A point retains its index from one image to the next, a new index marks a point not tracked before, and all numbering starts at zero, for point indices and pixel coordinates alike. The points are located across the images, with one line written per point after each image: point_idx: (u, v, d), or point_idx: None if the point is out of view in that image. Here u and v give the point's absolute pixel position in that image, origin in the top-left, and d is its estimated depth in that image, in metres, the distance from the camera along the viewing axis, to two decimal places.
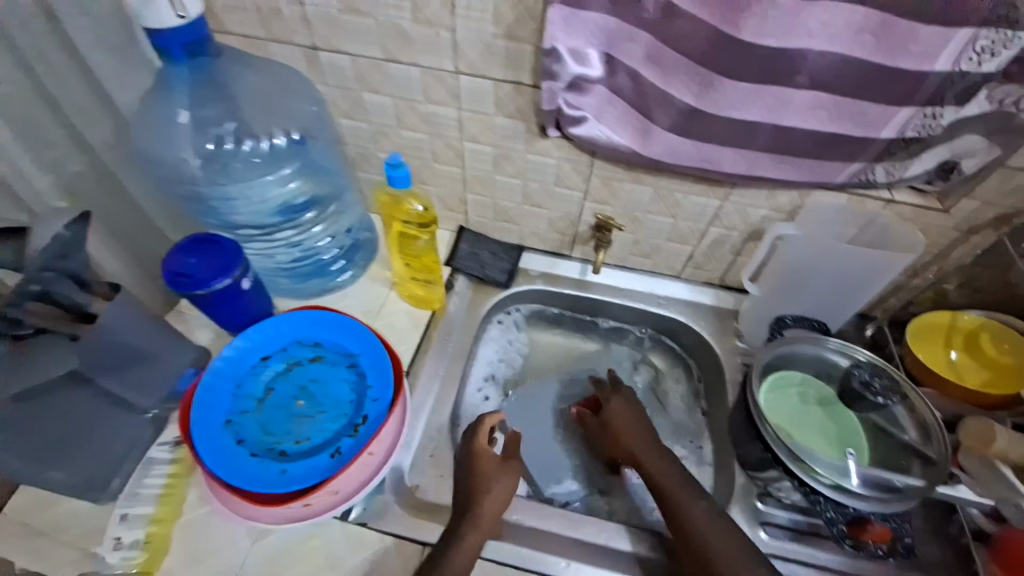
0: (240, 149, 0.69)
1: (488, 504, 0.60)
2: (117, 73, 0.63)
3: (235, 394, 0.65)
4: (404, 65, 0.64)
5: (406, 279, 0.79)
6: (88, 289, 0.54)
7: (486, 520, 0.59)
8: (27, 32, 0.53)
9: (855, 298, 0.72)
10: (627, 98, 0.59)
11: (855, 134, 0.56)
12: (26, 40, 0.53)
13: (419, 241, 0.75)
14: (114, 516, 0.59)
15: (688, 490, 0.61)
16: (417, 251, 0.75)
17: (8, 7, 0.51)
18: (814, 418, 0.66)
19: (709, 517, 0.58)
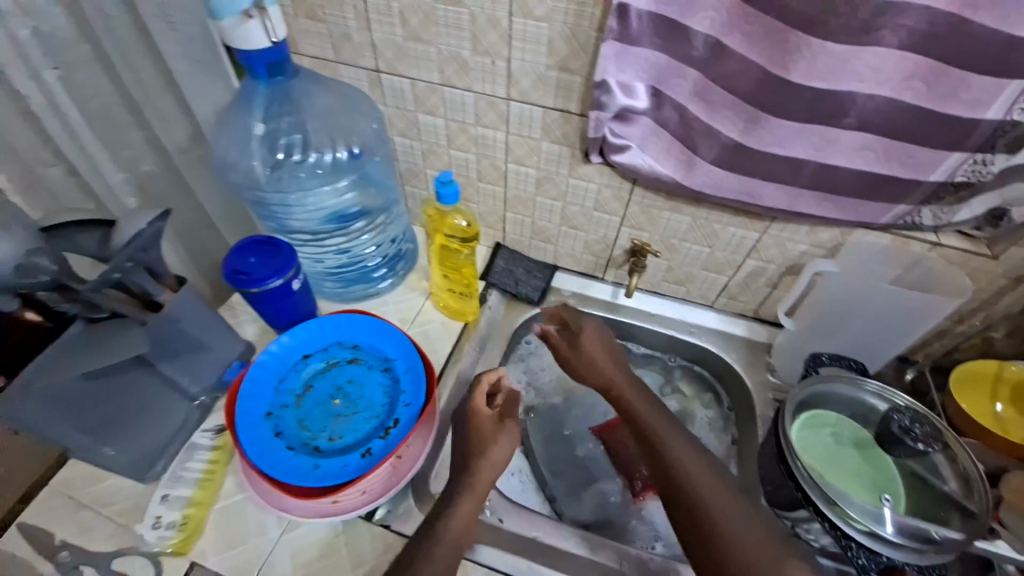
0: (304, 160, 0.74)
1: (485, 471, 0.62)
2: (196, 84, 0.71)
3: (277, 388, 0.68)
4: (460, 90, 0.68)
5: (443, 289, 0.81)
6: (159, 279, 0.58)
7: (482, 483, 0.61)
8: (112, 36, 0.63)
9: (895, 340, 0.71)
10: (672, 131, 0.61)
11: (901, 176, 0.56)
12: (114, 48, 0.64)
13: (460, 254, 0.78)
14: (157, 495, 0.63)
15: (706, 471, 0.59)
16: (458, 263, 0.79)
17: (102, 18, 0.61)
18: (849, 460, 0.64)
19: (728, 501, 0.56)
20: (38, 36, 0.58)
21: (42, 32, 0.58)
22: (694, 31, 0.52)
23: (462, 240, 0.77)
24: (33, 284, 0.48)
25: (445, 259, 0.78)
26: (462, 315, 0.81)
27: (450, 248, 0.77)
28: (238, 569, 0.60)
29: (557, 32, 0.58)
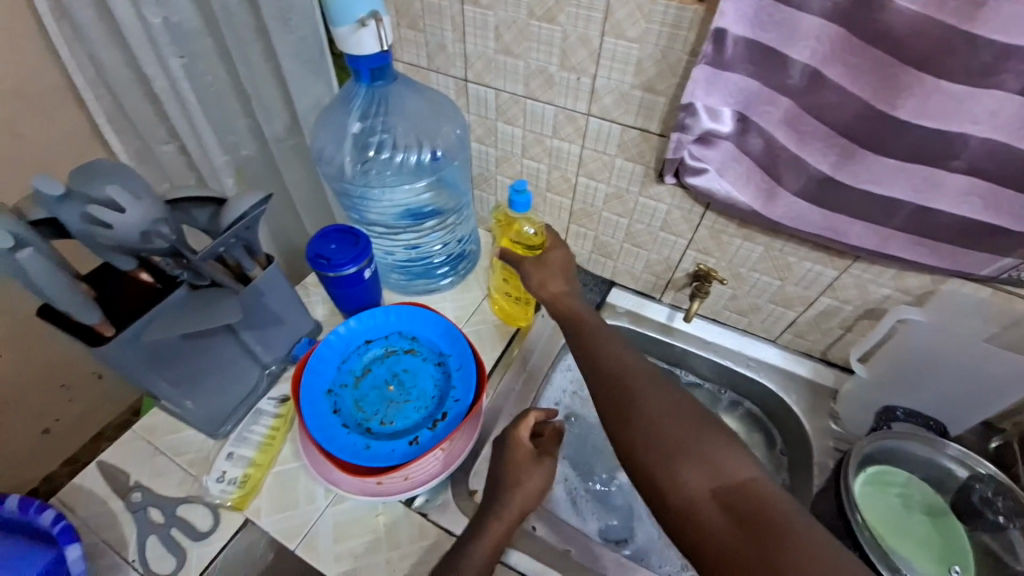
0: (390, 158, 0.78)
1: (518, 500, 0.59)
2: (303, 85, 0.75)
3: (339, 367, 0.72)
4: (541, 103, 0.70)
5: (501, 291, 0.83)
6: (252, 256, 0.64)
7: (512, 514, 0.59)
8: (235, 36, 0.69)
9: (981, 404, 0.65)
10: (755, 158, 0.60)
11: (1012, 228, 0.51)
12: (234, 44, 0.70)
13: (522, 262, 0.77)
14: (223, 452, 0.68)
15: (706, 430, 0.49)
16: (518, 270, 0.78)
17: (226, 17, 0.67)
18: (915, 525, 0.60)
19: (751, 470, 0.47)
20: (167, 25, 0.67)
21: (171, 23, 0.67)
22: (792, 60, 0.50)
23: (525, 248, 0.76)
24: (153, 248, 0.55)
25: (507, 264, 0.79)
26: (514, 321, 0.83)
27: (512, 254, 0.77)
28: (287, 532, 0.65)
29: (646, 53, 0.58)
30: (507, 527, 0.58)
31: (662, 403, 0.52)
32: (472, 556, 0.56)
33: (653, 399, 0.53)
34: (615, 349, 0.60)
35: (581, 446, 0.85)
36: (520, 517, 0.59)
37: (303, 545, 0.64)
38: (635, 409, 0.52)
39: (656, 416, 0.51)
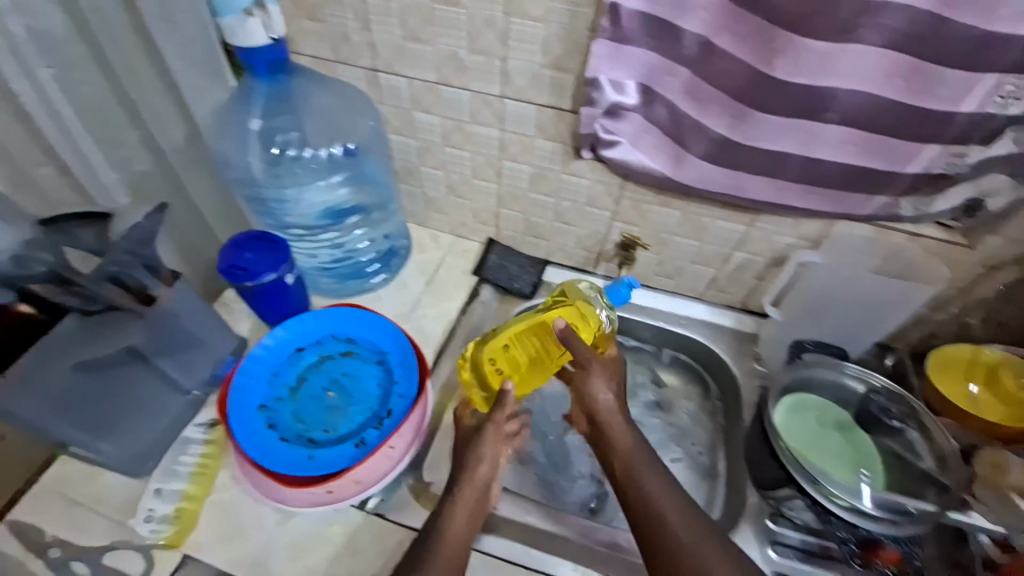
0: (300, 156, 0.76)
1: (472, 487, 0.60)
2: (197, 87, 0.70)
3: (271, 381, 0.69)
4: (455, 89, 0.69)
5: (492, 353, 0.64)
6: (155, 275, 0.59)
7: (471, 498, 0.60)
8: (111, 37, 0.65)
9: (872, 327, 0.74)
10: (662, 127, 0.63)
11: (882, 168, 0.58)
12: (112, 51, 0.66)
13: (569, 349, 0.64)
14: (149, 489, 0.63)
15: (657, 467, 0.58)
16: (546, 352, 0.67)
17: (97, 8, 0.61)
18: (831, 442, 0.67)
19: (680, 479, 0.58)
20: (32, 34, 0.58)
21: (35, 30, 0.59)
22: (684, 31, 0.54)
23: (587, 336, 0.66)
24: (31, 278, 0.50)
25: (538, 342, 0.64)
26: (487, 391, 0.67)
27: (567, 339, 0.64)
28: (232, 561, 0.61)
29: (552, 32, 0.59)
30: (475, 499, 0.60)
31: (681, 523, 0.53)
32: (445, 538, 0.55)
33: (671, 504, 0.55)
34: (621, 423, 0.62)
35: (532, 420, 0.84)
36: (479, 502, 0.60)
37: (252, 570, 0.61)
38: (655, 513, 0.54)
39: (673, 520, 0.53)
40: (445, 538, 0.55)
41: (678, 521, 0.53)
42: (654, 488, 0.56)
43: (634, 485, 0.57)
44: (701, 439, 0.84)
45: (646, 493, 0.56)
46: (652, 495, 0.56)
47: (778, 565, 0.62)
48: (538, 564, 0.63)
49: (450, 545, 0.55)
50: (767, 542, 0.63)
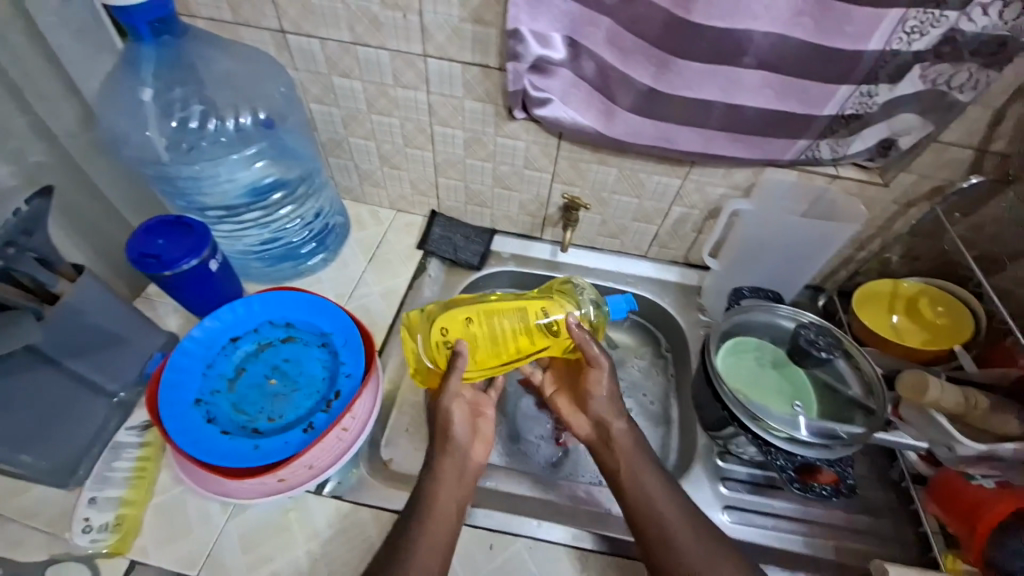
0: (206, 129, 0.70)
1: (450, 462, 0.59)
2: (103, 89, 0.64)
3: (205, 374, 0.65)
4: (373, 49, 0.65)
5: (451, 323, 0.59)
6: (54, 269, 0.56)
7: (448, 474, 0.58)
8: None
9: (803, 271, 0.78)
10: (591, 82, 0.62)
11: (801, 111, 0.60)
12: None
13: (540, 339, 0.60)
14: (83, 499, 0.59)
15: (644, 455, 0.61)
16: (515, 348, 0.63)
17: None
18: (769, 380, 0.70)
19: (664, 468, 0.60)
20: None
21: None
22: None
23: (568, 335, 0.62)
24: None
25: (507, 325, 0.58)
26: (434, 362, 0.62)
27: (543, 328, 0.59)
28: (182, 561, 0.58)
29: None
30: (456, 469, 0.59)
31: (678, 521, 0.55)
32: (423, 511, 0.54)
33: (668, 502, 0.57)
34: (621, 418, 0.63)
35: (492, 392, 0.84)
36: (458, 476, 0.59)
37: (206, 568, 0.58)
38: (654, 511, 0.56)
39: (671, 519, 0.55)
40: (435, 502, 0.55)
41: (676, 519, 0.55)
42: (655, 490, 0.58)
43: (635, 487, 0.58)
44: (656, 390, 0.86)
45: (646, 491, 0.57)
46: (653, 494, 0.57)
47: (729, 499, 0.68)
48: (504, 526, 0.63)
49: (440, 508, 0.55)
50: (718, 480, 0.69)
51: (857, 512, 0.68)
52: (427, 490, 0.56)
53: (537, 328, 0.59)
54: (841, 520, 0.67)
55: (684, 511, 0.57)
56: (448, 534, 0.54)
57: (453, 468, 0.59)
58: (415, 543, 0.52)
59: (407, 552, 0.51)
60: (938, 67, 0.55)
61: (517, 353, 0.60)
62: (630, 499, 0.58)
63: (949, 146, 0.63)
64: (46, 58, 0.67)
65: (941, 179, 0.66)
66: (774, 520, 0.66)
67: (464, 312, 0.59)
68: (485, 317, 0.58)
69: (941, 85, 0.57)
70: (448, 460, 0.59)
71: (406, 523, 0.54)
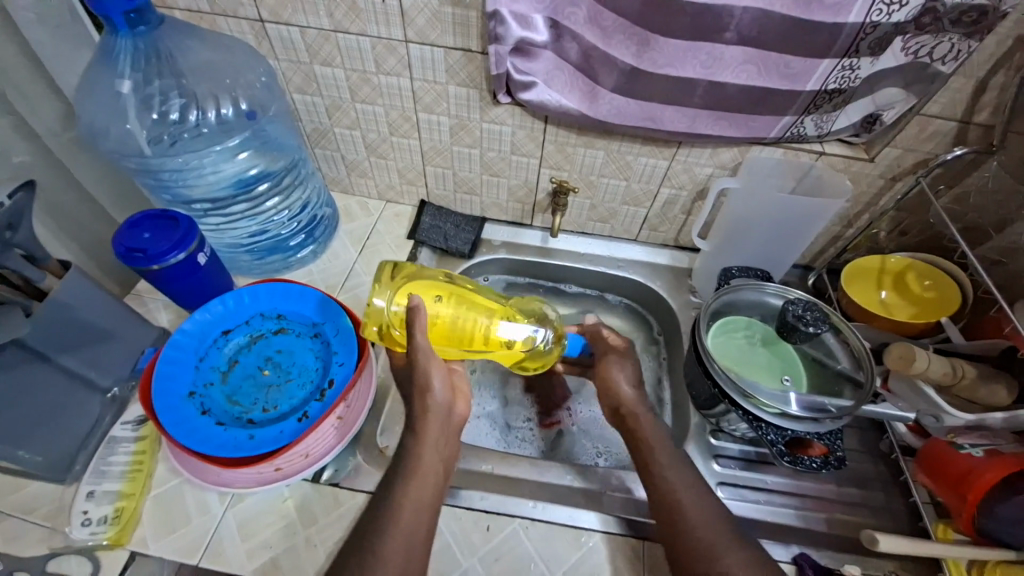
0: (187, 121, 0.69)
1: (431, 420, 0.58)
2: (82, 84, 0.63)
3: (198, 367, 0.65)
4: (354, 35, 0.65)
5: (419, 288, 0.61)
6: (39, 265, 0.55)
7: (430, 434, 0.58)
8: None
9: (791, 248, 0.78)
10: (573, 63, 0.62)
11: (784, 87, 0.60)
12: None
13: (495, 341, 0.61)
14: (81, 493, 0.59)
15: (656, 446, 0.61)
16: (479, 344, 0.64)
17: None
18: (759, 357, 0.70)
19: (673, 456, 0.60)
20: None
21: None
22: None
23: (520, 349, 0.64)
24: None
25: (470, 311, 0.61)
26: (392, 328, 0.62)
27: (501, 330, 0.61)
28: (182, 551, 0.58)
29: None
30: (440, 426, 0.59)
31: (694, 507, 0.54)
32: (410, 477, 0.54)
33: (683, 491, 0.56)
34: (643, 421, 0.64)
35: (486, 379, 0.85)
36: (441, 435, 0.59)
37: (208, 556, 0.58)
38: (671, 497, 0.55)
39: (689, 504, 0.54)
40: (420, 465, 0.55)
41: (694, 507, 0.54)
42: (674, 476, 0.57)
43: (656, 475, 0.58)
44: (649, 373, 0.87)
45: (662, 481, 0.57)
46: (670, 479, 0.57)
47: (722, 476, 0.68)
48: (500, 508, 0.63)
49: (425, 470, 0.55)
50: (711, 457, 0.70)
51: (849, 485, 0.69)
52: (410, 451, 0.56)
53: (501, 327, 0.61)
54: (833, 494, 0.68)
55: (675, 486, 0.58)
56: (433, 494, 0.54)
57: (437, 430, 0.58)
58: (400, 510, 0.51)
59: (394, 511, 0.51)
60: (920, 38, 0.55)
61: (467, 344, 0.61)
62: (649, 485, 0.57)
63: (933, 118, 0.63)
64: (25, 56, 0.67)
65: (926, 152, 0.66)
66: (767, 495, 0.67)
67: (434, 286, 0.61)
68: (454, 299, 0.61)
69: (923, 57, 0.57)
70: (429, 422, 0.58)
71: (389, 486, 0.53)
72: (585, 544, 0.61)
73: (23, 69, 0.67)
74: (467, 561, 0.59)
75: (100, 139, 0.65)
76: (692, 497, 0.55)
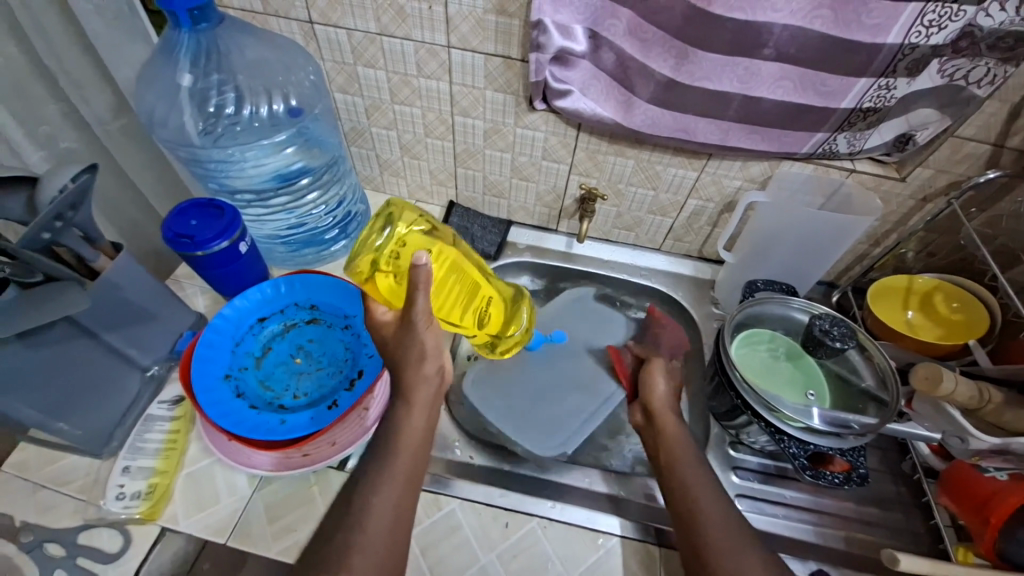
0: (238, 114, 0.72)
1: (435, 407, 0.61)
2: (148, 76, 0.67)
3: (234, 351, 0.67)
4: (398, 40, 0.67)
5: (429, 245, 0.56)
6: (94, 245, 0.58)
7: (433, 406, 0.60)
8: None
9: (818, 264, 0.78)
10: (609, 72, 0.63)
11: (817, 104, 0.60)
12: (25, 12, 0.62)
13: (470, 324, 0.63)
14: (117, 468, 0.61)
15: (693, 463, 0.60)
16: (462, 317, 0.62)
17: None
18: (782, 371, 0.70)
19: (704, 478, 0.58)
20: None
21: None
22: None
23: (487, 333, 0.68)
24: None
25: (462, 287, 0.59)
26: (381, 276, 0.54)
27: (481, 314, 0.64)
28: (212, 529, 0.60)
29: None
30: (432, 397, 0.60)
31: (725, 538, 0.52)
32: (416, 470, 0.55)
33: (719, 517, 0.54)
34: (679, 435, 0.64)
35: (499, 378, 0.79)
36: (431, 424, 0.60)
37: (235, 535, 0.60)
38: (704, 523, 0.54)
39: (716, 546, 0.52)
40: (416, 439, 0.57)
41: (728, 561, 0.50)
42: (704, 505, 0.55)
43: (690, 500, 0.56)
44: None
45: (693, 502, 0.56)
46: (711, 517, 0.54)
47: (740, 488, 0.68)
48: (518, 505, 0.64)
49: (418, 444, 0.57)
50: (729, 468, 0.70)
51: (867, 504, 0.69)
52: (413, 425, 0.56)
53: (478, 311, 0.63)
54: (852, 512, 0.68)
55: (714, 516, 0.54)
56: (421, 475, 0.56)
57: (425, 399, 0.59)
58: None
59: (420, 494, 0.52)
60: (956, 61, 0.56)
61: (450, 317, 0.60)
62: (679, 509, 0.57)
63: (967, 141, 0.63)
64: (84, 48, 0.70)
65: (959, 173, 0.67)
66: (785, 509, 0.67)
67: (443, 249, 0.57)
68: (455, 271, 0.58)
69: (959, 80, 0.57)
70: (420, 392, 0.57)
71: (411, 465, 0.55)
72: (602, 545, 0.62)
73: (80, 61, 0.71)
74: (484, 555, 0.60)
75: (154, 127, 0.69)
76: (724, 528, 0.53)
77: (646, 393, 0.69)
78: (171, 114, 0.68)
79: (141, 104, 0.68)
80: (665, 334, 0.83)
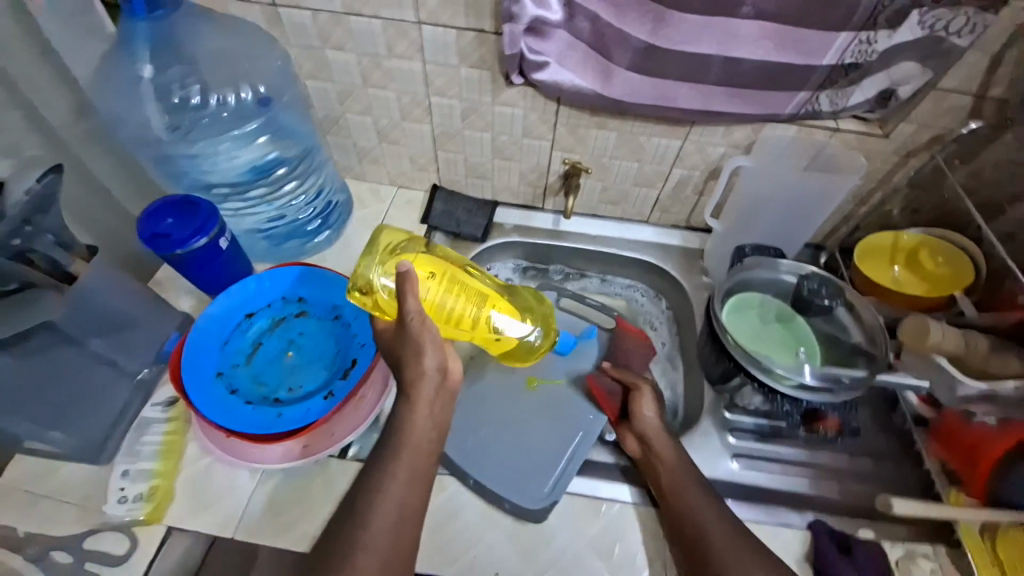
0: (205, 106, 0.71)
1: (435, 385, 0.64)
2: (109, 70, 0.66)
3: (223, 350, 0.66)
4: (367, 19, 0.65)
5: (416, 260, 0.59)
6: (68, 250, 0.57)
7: None
8: None
9: (800, 224, 0.78)
10: (586, 41, 0.62)
11: (798, 62, 0.59)
12: None
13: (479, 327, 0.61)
14: (116, 471, 0.61)
15: (686, 473, 0.61)
16: (471, 322, 0.60)
17: None
18: (772, 334, 0.70)
19: (698, 488, 0.60)
20: None
21: None
22: None
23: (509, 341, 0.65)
24: None
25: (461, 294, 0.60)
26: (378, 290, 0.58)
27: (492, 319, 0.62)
28: (219, 524, 0.60)
29: None
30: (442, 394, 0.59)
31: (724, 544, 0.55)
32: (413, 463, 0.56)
33: (715, 521, 0.57)
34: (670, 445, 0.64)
35: (484, 407, 0.73)
36: None
37: (241, 529, 0.60)
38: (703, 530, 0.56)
39: (716, 547, 0.54)
40: None
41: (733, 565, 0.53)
42: (702, 506, 0.58)
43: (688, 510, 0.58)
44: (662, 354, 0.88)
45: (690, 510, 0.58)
46: (707, 525, 0.56)
47: (737, 448, 0.69)
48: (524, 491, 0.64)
49: None
50: (726, 431, 0.70)
51: (864, 459, 0.70)
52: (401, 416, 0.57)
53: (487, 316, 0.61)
54: (849, 468, 0.69)
55: (712, 524, 0.56)
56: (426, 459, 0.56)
57: (430, 395, 0.57)
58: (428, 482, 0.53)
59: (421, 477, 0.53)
60: (935, 11, 0.55)
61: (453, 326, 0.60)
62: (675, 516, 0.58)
63: (948, 93, 0.63)
64: (41, 47, 0.67)
65: (941, 127, 0.66)
66: (781, 466, 0.68)
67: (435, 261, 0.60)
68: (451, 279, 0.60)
69: (939, 31, 0.57)
70: (423, 388, 0.56)
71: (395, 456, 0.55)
72: (603, 512, 0.63)
73: (37, 62, 0.68)
74: (489, 534, 0.61)
75: (121, 125, 0.69)
76: (720, 530, 0.56)
77: (638, 423, 0.66)
78: (139, 110, 0.68)
79: (103, 101, 0.67)
80: (632, 348, 0.78)
